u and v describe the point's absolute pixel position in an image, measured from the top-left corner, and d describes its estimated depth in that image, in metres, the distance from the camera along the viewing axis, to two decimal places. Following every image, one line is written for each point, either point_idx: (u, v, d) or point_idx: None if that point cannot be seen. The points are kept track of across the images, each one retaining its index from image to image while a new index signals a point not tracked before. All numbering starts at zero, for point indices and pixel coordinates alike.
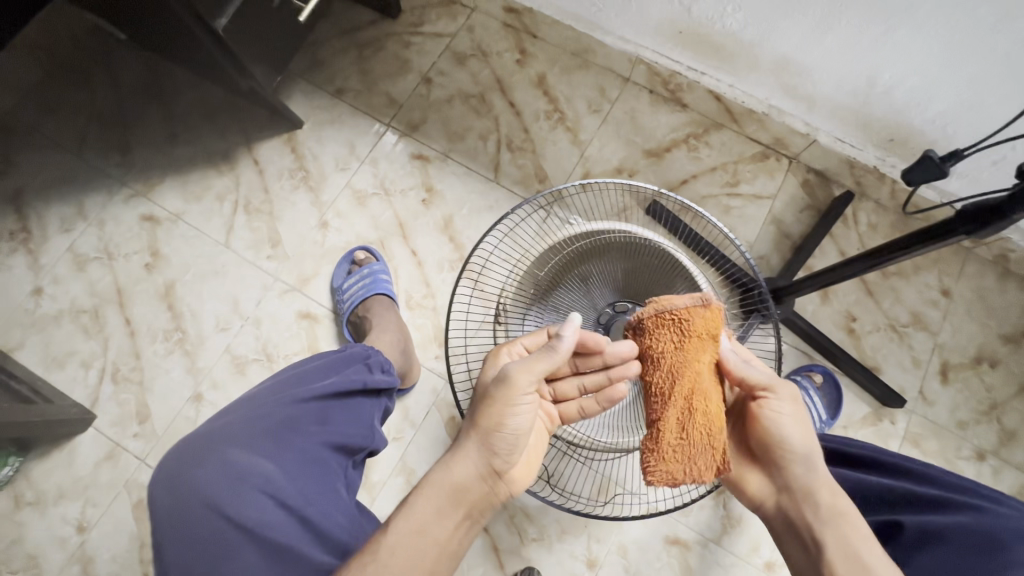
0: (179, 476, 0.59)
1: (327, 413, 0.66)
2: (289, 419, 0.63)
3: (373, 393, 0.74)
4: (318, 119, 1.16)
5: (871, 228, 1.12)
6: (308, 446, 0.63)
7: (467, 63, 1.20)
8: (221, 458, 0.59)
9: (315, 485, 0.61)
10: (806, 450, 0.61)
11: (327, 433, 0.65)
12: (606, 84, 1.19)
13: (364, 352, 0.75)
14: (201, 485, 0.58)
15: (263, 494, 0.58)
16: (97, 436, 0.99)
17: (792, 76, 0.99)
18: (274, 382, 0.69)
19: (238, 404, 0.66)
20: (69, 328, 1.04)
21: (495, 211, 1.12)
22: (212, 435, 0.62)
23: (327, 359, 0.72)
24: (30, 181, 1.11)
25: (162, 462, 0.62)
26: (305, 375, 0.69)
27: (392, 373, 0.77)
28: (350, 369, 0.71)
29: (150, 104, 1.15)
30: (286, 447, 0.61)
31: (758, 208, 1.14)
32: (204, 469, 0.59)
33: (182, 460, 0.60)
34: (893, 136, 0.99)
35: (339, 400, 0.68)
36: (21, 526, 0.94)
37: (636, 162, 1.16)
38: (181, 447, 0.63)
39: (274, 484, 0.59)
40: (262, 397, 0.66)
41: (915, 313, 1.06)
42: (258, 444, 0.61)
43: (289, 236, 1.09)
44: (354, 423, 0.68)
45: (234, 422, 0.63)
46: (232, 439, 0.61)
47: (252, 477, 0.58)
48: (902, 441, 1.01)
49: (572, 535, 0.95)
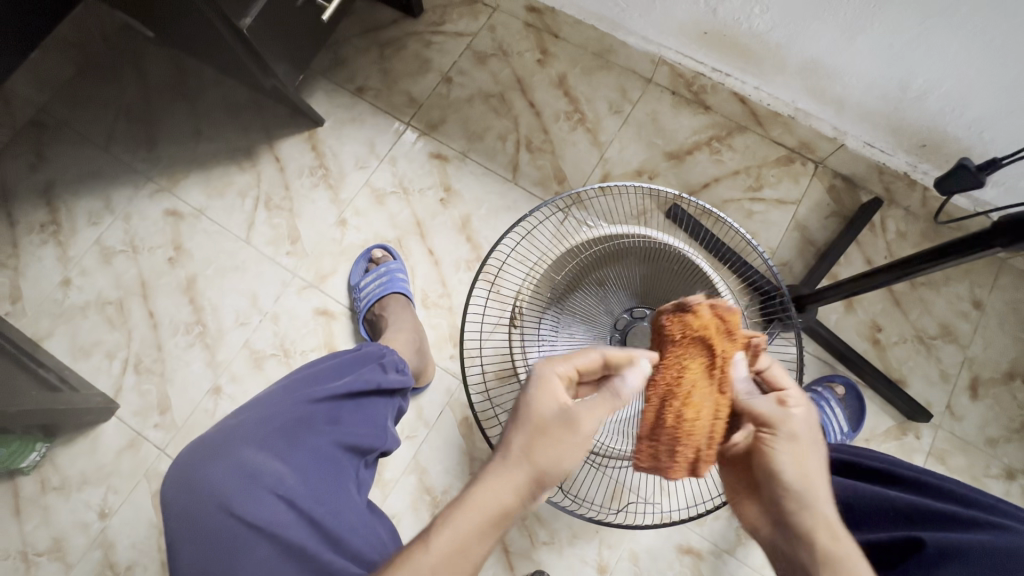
0: (191, 476, 0.60)
1: (340, 413, 0.67)
2: (303, 420, 0.64)
3: (387, 393, 0.74)
4: (339, 118, 1.17)
5: (899, 236, 1.09)
6: (321, 447, 0.63)
7: (487, 63, 1.19)
8: (234, 459, 0.60)
9: (327, 486, 0.62)
10: (801, 480, 0.53)
11: (338, 433, 0.66)
12: (627, 85, 1.18)
13: (379, 352, 0.76)
14: (214, 486, 0.58)
15: (275, 495, 0.58)
16: (120, 425, 1.01)
17: (821, 79, 0.96)
18: (288, 381, 0.69)
19: (251, 405, 0.67)
20: (95, 319, 1.07)
21: (513, 212, 1.12)
22: (225, 435, 0.62)
23: (342, 359, 0.73)
24: (61, 174, 1.14)
25: (176, 461, 0.62)
26: (319, 375, 0.69)
27: (406, 373, 0.77)
28: (365, 369, 0.72)
29: (175, 101, 1.17)
30: (299, 447, 0.62)
31: (782, 214, 1.11)
32: (217, 469, 0.59)
33: (194, 461, 0.61)
34: (926, 142, 0.96)
35: (353, 400, 0.69)
36: (46, 510, 0.97)
37: (657, 164, 1.14)
38: (194, 447, 0.63)
39: (286, 485, 0.59)
40: (275, 397, 0.66)
41: (944, 324, 1.03)
42: (271, 445, 0.61)
43: (308, 233, 1.11)
44: (367, 422, 0.69)
45: (248, 422, 0.63)
46: (246, 439, 0.61)
47: (266, 478, 0.59)
48: (928, 456, 0.98)
49: (583, 539, 0.95)
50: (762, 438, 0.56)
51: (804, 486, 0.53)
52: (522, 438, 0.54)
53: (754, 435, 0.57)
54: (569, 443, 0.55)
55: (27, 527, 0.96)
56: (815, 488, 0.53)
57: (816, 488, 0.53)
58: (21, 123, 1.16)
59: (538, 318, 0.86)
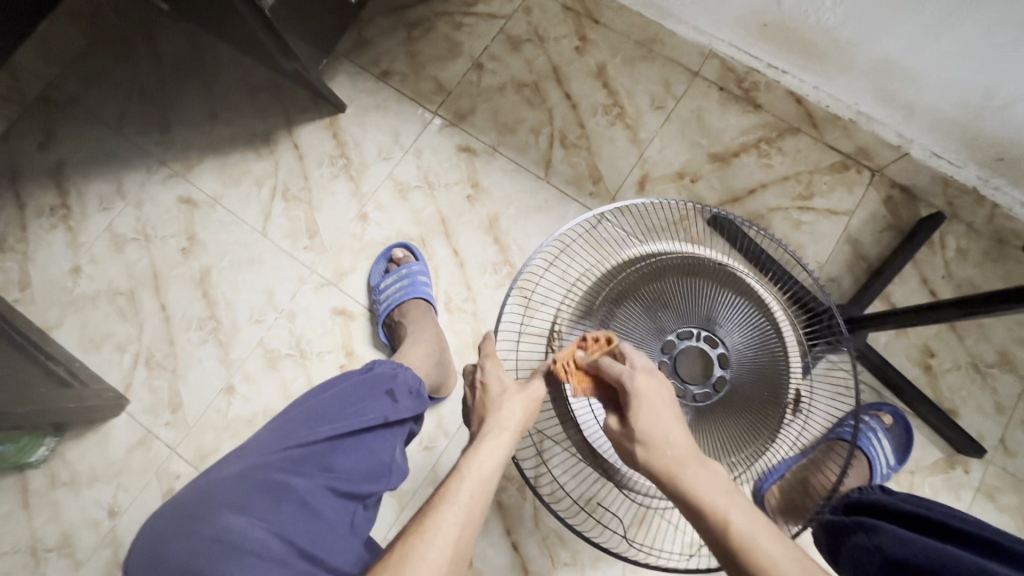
0: (161, 541, 0.53)
1: (335, 455, 0.62)
2: (291, 468, 0.59)
3: (392, 426, 0.69)
4: (362, 104, 1.10)
5: (959, 254, 1.01)
6: (311, 495, 0.58)
7: (522, 49, 1.11)
8: (210, 520, 0.53)
9: (320, 541, 0.57)
10: (714, 508, 0.53)
11: (331, 478, 0.61)
12: (672, 78, 1.09)
13: (389, 376, 0.71)
14: (184, 552, 0.52)
15: (259, 558, 0.52)
16: (130, 421, 0.98)
17: (892, 81, 0.87)
18: (285, 419, 0.65)
19: (235, 454, 0.61)
20: (106, 309, 1.03)
21: (544, 212, 1.05)
22: (204, 492, 0.56)
23: (344, 387, 0.68)
24: (71, 154, 1.08)
25: (155, 514, 0.57)
26: (318, 410, 0.65)
27: (417, 401, 0.72)
28: (369, 402, 0.67)
29: (190, 80, 1.10)
30: (286, 499, 0.57)
31: (832, 225, 1.04)
32: (190, 533, 0.53)
33: (167, 522, 0.55)
34: (1002, 155, 0.88)
35: (352, 438, 0.64)
36: (55, 505, 0.95)
37: (700, 166, 1.06)
38: (169, 507, 0.57)
39: (270, 545, 0.54)
40: (261, 444, 0.61)
41: (1003, 352, 0.96)
42: (255, 499, 0.56)
43: (327, 227, 1.05)
44: (366, 463, 0.64)
45: (230, 475, 0.58)
46: (225, 497, 0.55)
47: (245, 541, 0.53)
48: (976, 492, 0.92)
49: (605, 563, 0.91)
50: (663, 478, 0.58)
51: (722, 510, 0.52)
52: (502, 403, 0.66)
53: (654, 476, 0.59)
54: (523, 399, 0.66)
55: (37, 522, 0.94)
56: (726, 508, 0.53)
57: (731, 506, 0.53)
58: (29, 99, 1.10)
59: (577, 333, 0.82)
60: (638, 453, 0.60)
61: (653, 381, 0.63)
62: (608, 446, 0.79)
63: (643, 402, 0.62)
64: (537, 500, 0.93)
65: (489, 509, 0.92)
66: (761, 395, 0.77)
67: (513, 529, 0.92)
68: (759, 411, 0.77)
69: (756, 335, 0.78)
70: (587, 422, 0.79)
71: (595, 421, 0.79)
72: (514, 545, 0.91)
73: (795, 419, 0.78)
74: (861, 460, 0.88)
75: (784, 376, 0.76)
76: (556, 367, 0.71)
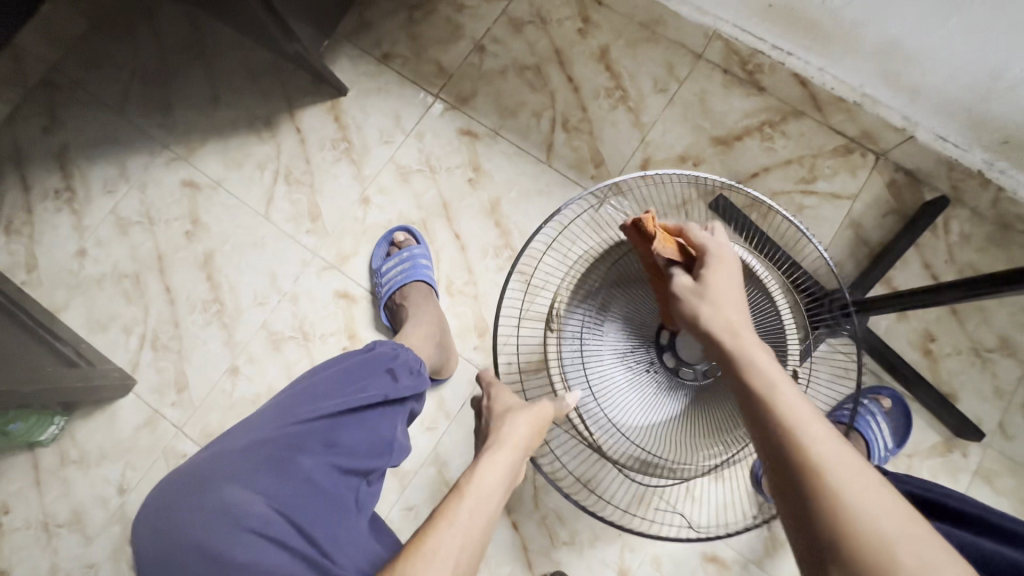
0: (167, 513, 0.55)
1: (339, 432, 0.63)
2: (296, 444, 0.60)
3: (393, 403, 0.70)
4: (364, 87, 1.10)
5: (962, 239, 1.00)
6: (315, 471, 0.59)
7: (524, 31, 1.10)
8: (214, 494, 0.55)
9: (325, 515, 0.58)
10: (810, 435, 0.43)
11: (335, 454, 0.62)
12: (675, 60, 1.08)
13: (390, 356, 0.72)
14: (188, 525, 0.53)
15: (262, 532, 0.54)
16: (138, 402, 0.99)
17: (898, 62, 0.86)
18: (286, 397, 0.66)
19: (241, 430, 0.62)
20: (111, 292, 1.04)
21: (546, 196, 1.05)
22: (209, 467, 0.57)
23: (347, 365, 0.69)
24: (75, 137, 1.09)
25: (157, 492, 0.58)
26: (320, 389, 0.66)
27: (419, 379, 0.74)
28: (371, 380, 0.68)
29: (191, 62, 1.10)
30: (290, 475, 0.58)
31: (835, 209, 1.03)
32: (194, 510, 0.54)
33: (170, 501, 0.56)
34: (1008, 138, 0.86)
35: (354, 415, 0.65)
36: (65, 482, 0.97)
37: (703, 150, 1.06)
38: (175, 480, 0.58)
39: (274, 519, 0.55)
40: (266, 420, 0.63)
41: (1004, 337, 0.96)
42: (257, 478, 0.57)
43: (328, 211, 1.05)
44: (368, 440, 0.65)
45: (234, 451, 0.59)
46: (230, 472, 0.56)
47: (248, 516, 0.54)
48: (973, 476, 0.93)
49: (604, 542, 0.92)
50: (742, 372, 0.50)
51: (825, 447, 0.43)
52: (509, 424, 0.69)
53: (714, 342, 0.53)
54: (528, 418, 0.69)
55: (48, 498, 0.96)
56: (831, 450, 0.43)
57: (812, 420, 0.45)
58: (33, 83, 1.10)
59: (577, 316, 0.82)
60: (697, 309, 0.55)
61: (734, 262, 0.59)
62: (606, 426, 0.80)
63: (720, 264, 0.58)
64: (537, 480, 0.94)
65: None
66: None
67: (513, 508, 0.93)
68: None
69: (755, 311, 0.80)
70: (585, 403, 0.80)
71: (594, 403, 0.81)
72: (515, 524, 0.93)
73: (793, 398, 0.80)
74: (859, 442, 0.89)
75: (783, 358, 0.78)
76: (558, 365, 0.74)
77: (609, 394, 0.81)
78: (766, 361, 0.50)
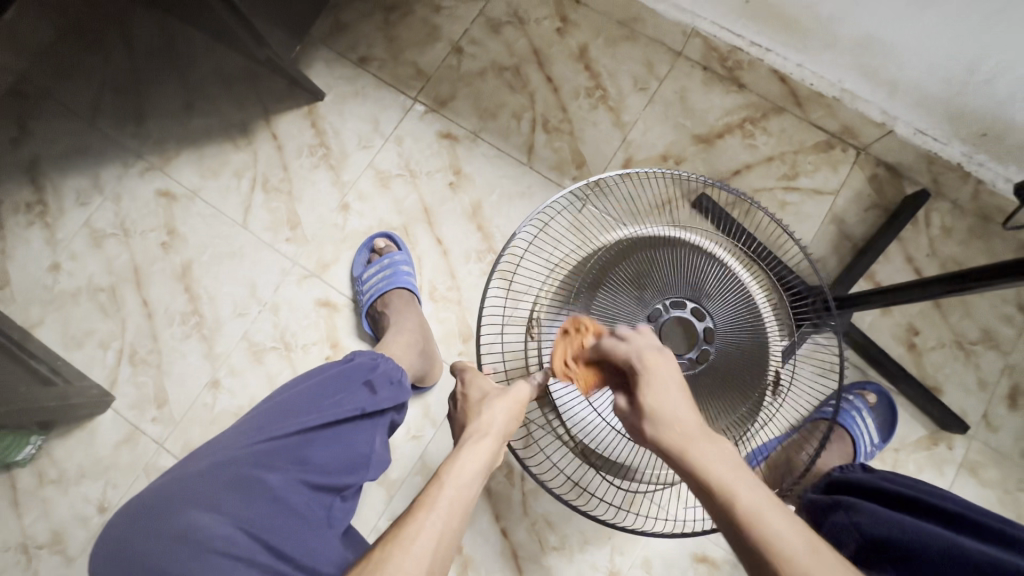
0: (126, 540, 0.53)
1: (311, 448, 0.62)
2: (264, 463, 0.59)
3: (371, 415, 0.69)
4: (341, 92, 1.08)
5: (944, 232, 1.01)
6: (284, 489, 0.58)
7: (502, 32, 1.09)
8: (176, 518, 0.53)
9: (295, 535, 0.57)
10: (766, 525, 0.47)
11: (308, 471, 0.61)
12: (655, 58, 1.08)
13: (369, 366, 0.72)
14: (149, 551, 0.52)
15: (226, 557, 0.53)
16: (117, 418, 0.98)
17: (875, 57, 0.86)
18: (259, 413, 0.65)
19: (207, 449, 0.61)
20: (87, 306, 1.02)
21: (528, 199, 1.04)
22: (171, 489, 0.56)
23: (321, 380, 0.68)
24: (46, 149, 1.07)
25: (120, 513, 0.57)
26: (293, 404, 0.65)
27: (398, 390, 0.73)
28: (348, 393, 0.67)
29: (164, 70, 1.07)
30: (258, 495, 0.57)
31: (818, 205, 1.03)
32: (156, 533, 0.53)
33: (130, 523, 0.54)
34: (986, 130, 0.87)
35: (328, 430, 0.64)
36: (45, 502, 0.95)
37: (684, 149, 1.05)
38: (136, 503, 0.57)
39: (240, 541, 0.54)
40: (235, 438, 0.61)
41: (987, 328, 0.96)
42: (223, 499, 0.55)
43: (308, 218, 1.04)
44: (345, 454, 0.64)
45: (199, 471, 0.58)
46: (195, 494, 0.55)
47: (213, 539, 0.53)
48: (959, 468, 0.93)
49: (594, 545, 0.92)
50: (674, 451, 0.56)
51: (788, 541, 0.45)
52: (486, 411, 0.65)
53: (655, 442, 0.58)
54: (504, 404, 0.66)
55: (27, 519, 0.94)
56: (756, 507, 0.48)
57: (763, 504, 0.49)
58: None
59: (559, 319, 0.82)
60: (647, 429, 0.59)
61: (663, 362, 0.62)
62: (594, 430, 0.80)
63: (651, 379, 0.60)
64: (526, 486, 0.93)
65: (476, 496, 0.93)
66: (741, 372, 0.77)
67: (502, 515, 0.93)
68: (741, 387, 0.76)
69: (742, 310, 0.78)
70: (570, 406, 0.79)
71: (581, 405, 0.80)
72: (503, 530, 0.92)
73: (774, 401, 0.79)
74: (845, 437, 0.88)
75: (766, 359, 0.77)
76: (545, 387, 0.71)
77: (601, 396, 0.79)
78: (687, 429, 0.57)
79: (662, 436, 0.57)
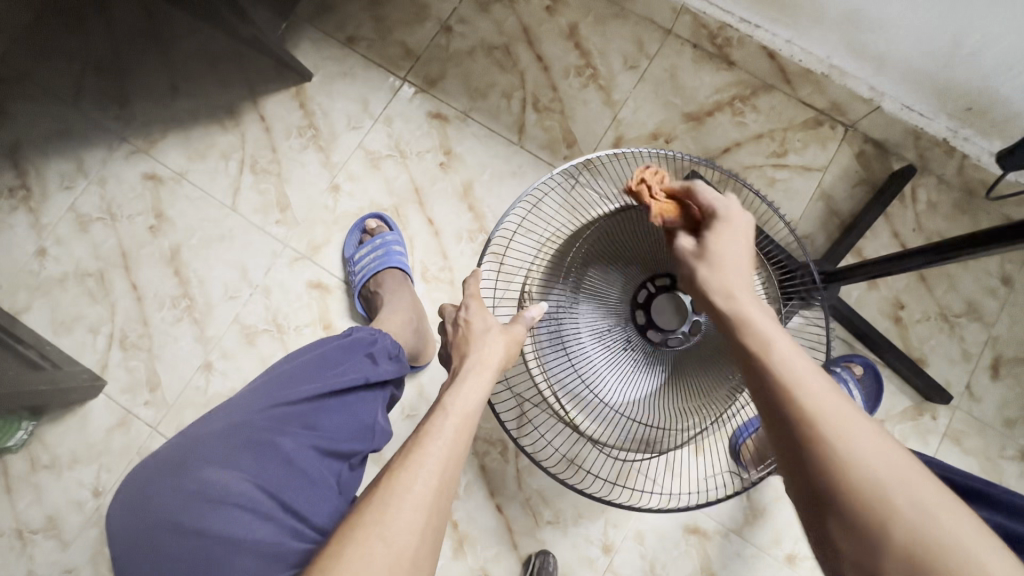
0: (144, 496, 0.56)
1: (317, 415, 0.63)
2: (275, 427, 0.60)
3: (375, 385, 0.70)
4: (329, 72, 1.07)
5: (930, 207, 1.02)
6: (295, 452, 0.60)
7: (491, 10, 1.08)
8: (191, 475, 0.56)
9: (303, 496, 0.58)
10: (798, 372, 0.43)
11: (315, 437, 0.62)
12: (644, 36, 1.07)
13: (370, 339, 0.72)
14: (168, 506, 0.55)
15: (240, 511, 0.55)
16: (109, 403, 0.97)
17: (862, 32, 0.86)
18: (264, 380, 0.66)
19: (217, 413, 0.63)
20: (75, 291, 1.01)
21: (519, 178, 1.04)
22: (187, 449, 0.59)
23: (325, 349, 0.69)
24: (28, 132, 1.05)
25: (136, 473, 0.60)
26: (297, 372, 0.66)
27: (399, 362, 0.73)
28: (352, 361, 0.68)
29: (148, 51, 1.05)
30: (270, 457, 0.59)
31: (806, 181, 1.04)
32: (174, 488, 0.56)
33: (148, 481, 0.57)
34: (971, 105, 0.88)
35: (335, 398, 0.65)
36: (38, 488, 0.94)
37: (675, 127, 1.05)
38: (152, 463, 0.60)
39: (253, 498, 0.56)
40: (245, 401, 0.63)
41: (971, 301, 0.98)
42: (234, 459, 0.58)
43: (298, 200, 1.03)
44: (349, 423, 0.65)
45: (210, 433, 0.60)
46: (208, 454, 0.58)
47: (227, 494, 0.55)
48: (943, 438, 0.95)
49: (588, 519, 0.93)
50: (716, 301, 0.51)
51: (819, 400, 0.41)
52: (484, 347, 0.66)
53: (702, 287, 0.53)
54: (505, 339, 0.68)
55: (21, 504, 0.94)
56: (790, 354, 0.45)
57: (795, 355, 0.45)
58: None
59: (551, 297, 0.82)
60: (699, 271, 0.54)
61: (741, 216, 0.56)
62: (586, 402, 0.80)
63: (728, 226, 0.55)
64: (520, 462, 0.95)
65: (472, 473, 0.94)
66: None
67: (497, 491, 0.94)
68: None
69: None
70: (564, 380, 0.81)
71: (570, 378, 0.81)
72: (499, 506, 0.93)
73: None
74: None
75: None
76: (535, 314, 0.72)
77: (591, 371, 0.80)
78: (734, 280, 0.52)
79: (710, 278, 0.53)
